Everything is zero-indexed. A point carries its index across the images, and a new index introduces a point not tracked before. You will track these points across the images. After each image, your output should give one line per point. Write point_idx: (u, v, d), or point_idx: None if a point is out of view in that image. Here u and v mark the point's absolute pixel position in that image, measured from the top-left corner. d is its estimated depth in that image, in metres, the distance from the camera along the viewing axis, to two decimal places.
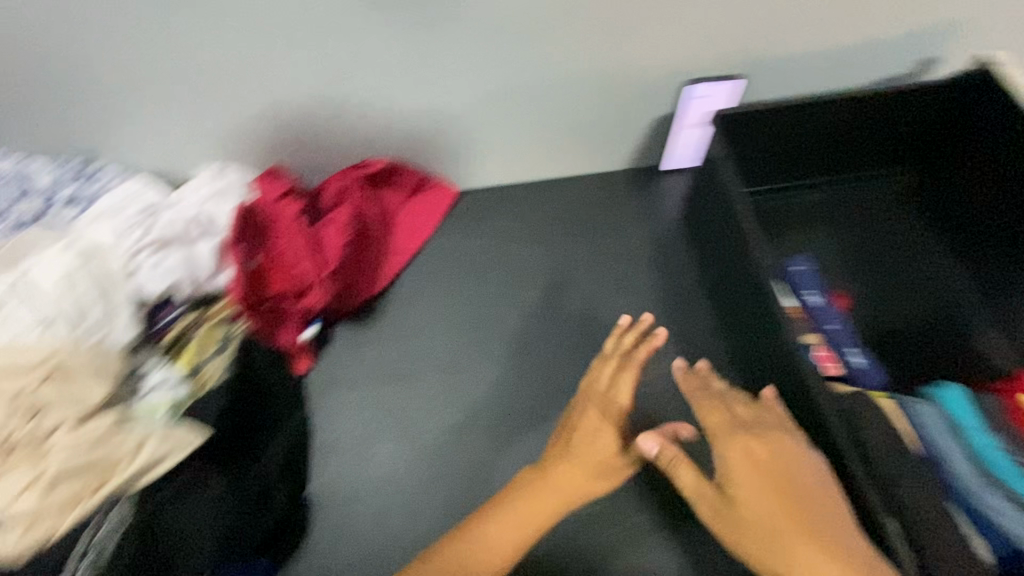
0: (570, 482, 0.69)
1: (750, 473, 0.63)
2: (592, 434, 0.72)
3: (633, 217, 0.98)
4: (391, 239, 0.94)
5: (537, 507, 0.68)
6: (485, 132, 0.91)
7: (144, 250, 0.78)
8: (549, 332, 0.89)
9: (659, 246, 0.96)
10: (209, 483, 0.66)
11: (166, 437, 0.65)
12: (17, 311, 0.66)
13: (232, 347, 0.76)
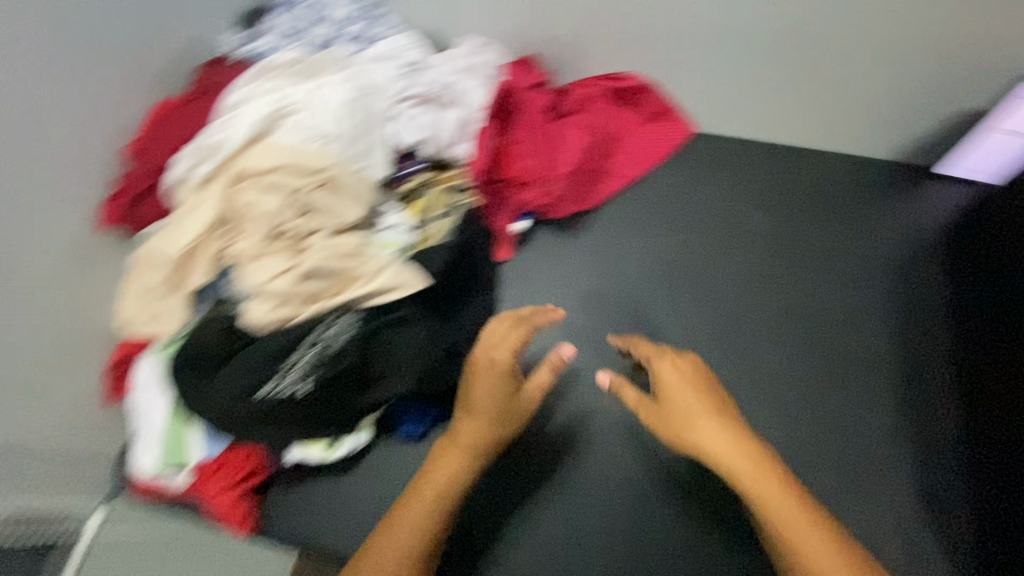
0: (472, 429, 0.66)
1: (674, 377, 0.64)
2: (483, 373, 0.66)
3: (888, 213, 0.87)
4: (617, 159, 0.89)
5: (456, 458, 0.65)
6: (757, 73, 0.82)
7: (405, 101, 0.81)
8: (751, 303, 0.83)
9: (909, 254, 0.85)
10: (417, 324, 0.72)
11: (399, 270, 0.71)
12: (306, 123, 0.71)
13: (456, 215, 0.80)
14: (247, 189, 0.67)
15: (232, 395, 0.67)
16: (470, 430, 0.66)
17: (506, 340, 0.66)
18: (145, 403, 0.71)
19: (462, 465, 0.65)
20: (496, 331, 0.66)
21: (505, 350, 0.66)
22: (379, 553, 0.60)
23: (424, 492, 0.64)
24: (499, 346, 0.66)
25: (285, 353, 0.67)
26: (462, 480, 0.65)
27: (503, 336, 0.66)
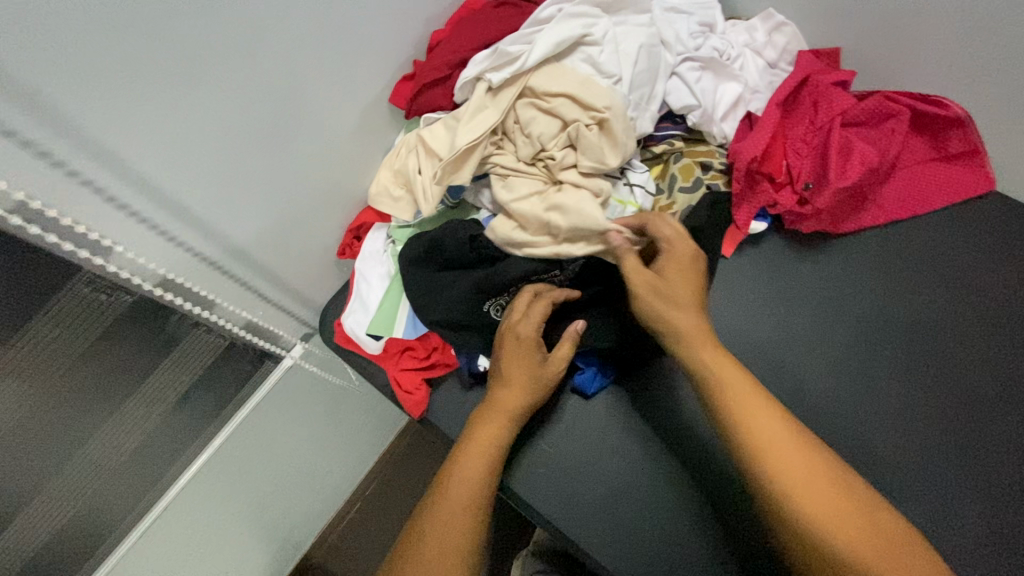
0: (507, 393, 0.66)
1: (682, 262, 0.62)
2: (517, 347, 0.67)
3: None
4: (890, 189, 0.80)
5: (499, 423, 0.65)
6: None
7: (689, 61, 0.77)
8: (1012, 404, 0.67)
9: None
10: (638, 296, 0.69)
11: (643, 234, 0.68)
12: (600, 57, 0.69)
13: (701, 192, 0.77)
14: (532, 108, 0.69)
15: (461, 303, 0.70)
16: (507, 399, 0.66)
17: (533, 315, 0.67)
18: (369, 270, 0.78)
19: (505, 425, 0.66)
20: (524, 305, 0.67)
21: (534, 312, 0.67)
22: (449, 491, 0.61)
23: (475, 453, 0.64)
24: (522, 323, 0.67)
25: (517, 278, 0.70)
26: (509, 432, 0.66)
27: (528, 311, 0.67)
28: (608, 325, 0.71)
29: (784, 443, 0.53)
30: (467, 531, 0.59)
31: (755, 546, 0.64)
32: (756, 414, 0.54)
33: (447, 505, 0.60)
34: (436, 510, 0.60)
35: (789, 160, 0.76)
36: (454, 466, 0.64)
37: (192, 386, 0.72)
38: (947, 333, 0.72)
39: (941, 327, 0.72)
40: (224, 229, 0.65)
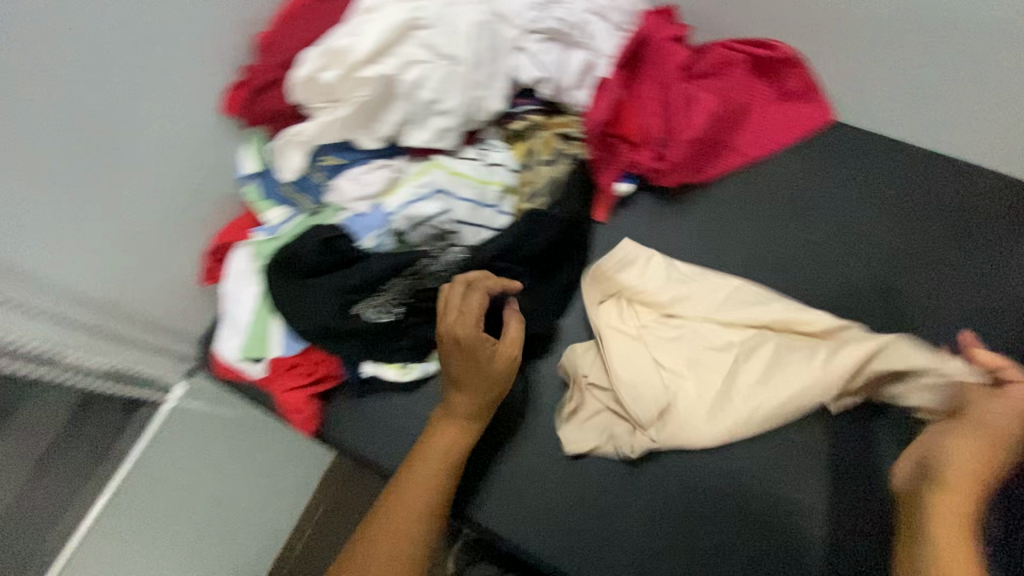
0: (464, 396, 0.65)
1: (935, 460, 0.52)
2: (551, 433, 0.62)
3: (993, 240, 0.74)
4: (746, 135, 0.82)
5: (460, 426, 0.65)
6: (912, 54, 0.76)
7: (533, 33, 0.76)
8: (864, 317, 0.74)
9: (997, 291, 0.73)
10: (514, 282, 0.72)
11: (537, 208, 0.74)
12: (437, 38, 0.68)
13: (564, 164, 0.78)
14: (374, 98, 0.66)
15: (329, 308, 0.67)
16: (463, 401, 0.65)
17: (469, 309, 0.65)
18: (240, 292, 0.75)
19: (466, 429, 0.65)
20: (459, 301, 0.65)
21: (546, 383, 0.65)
22: (404, 496, 0.62)
23: (429, 457, 0.64)
24: (459, 321, 0.64)
25: (385, 277, 0.67)
26: (472, 432, 0.66)
27: (466, 308, 0.65)
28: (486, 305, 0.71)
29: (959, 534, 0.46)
30: (422, 533, 0.61)
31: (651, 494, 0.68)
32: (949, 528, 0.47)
33: (401, 511, 0.61)
34: (394, 517, 0.61)
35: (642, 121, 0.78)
36: (406, 472, 0.64)
37: (56, 443, 0.70)
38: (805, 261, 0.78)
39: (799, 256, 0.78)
40: (48, 277, 0.58)
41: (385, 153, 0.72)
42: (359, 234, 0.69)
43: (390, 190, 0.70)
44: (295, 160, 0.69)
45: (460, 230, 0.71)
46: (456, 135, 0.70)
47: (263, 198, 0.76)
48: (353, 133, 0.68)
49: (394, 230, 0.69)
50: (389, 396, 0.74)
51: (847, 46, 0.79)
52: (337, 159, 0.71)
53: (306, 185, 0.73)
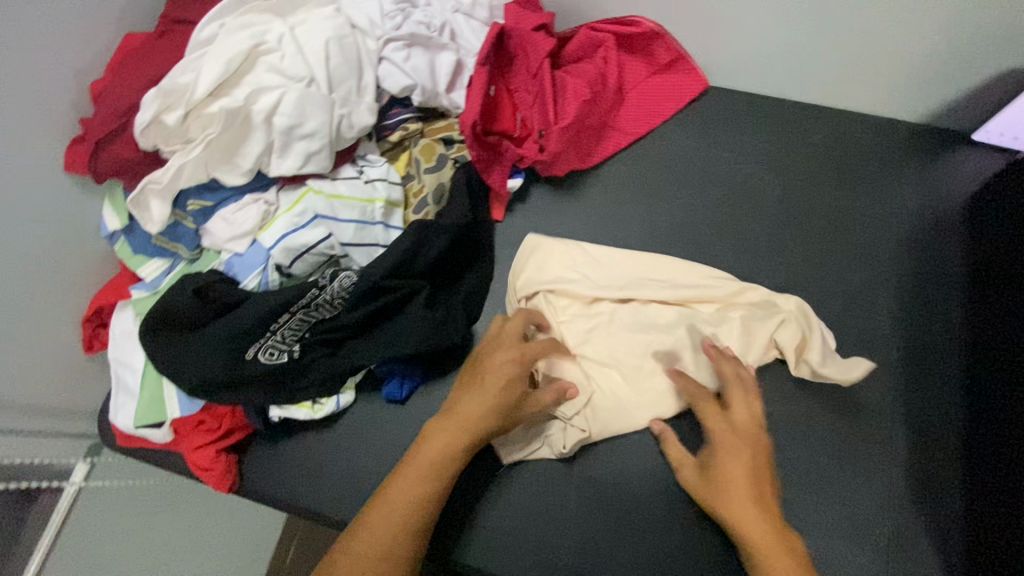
0: (471, 401, 0.60)
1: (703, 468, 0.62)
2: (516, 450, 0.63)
3: (856, 187, 0.80)
4: (623, 114, 0.84)
5: (455, 435, 0.59)
6: (770, 19, 0.76)
7: (393, 41, 0.74)
8: (755, 273, 0.77)
9: (869, 231, 0.78)
10: (413, 302, 0.69)
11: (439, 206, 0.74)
12: (284, 61, 0.66)
13: (448, 170, 0.75)
14: (226, 131, 0.63)
15: (219, 357, 0.64)
16: (469, 407, 0.60)
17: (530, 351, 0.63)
18: (124, 359, 0.69)
19: (460, 437, 0.59)
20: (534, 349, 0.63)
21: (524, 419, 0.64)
22: (389, 514, 0.55)
23: (418, 468, 0.57)
24: (502, 348, 0.64)
25: (274, 315, 0.65)
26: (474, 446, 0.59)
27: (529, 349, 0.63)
28: (394, 334, 0.68)
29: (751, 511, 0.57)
30: (401, 559, 0.53)
31: (584, 488, 0.67)
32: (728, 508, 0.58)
33: (380, 526, 0.54)
34: (370, 536, 0.53)
35: (520, 114, 0.79)
36: (390, 484, 0.57)
37: None
38: (696, 228, 0.80)
39: (690, 224, 0.80)
40: None
41: (256, 187, 0.69)
42: (240, 276, 0.67)
43: (266, 224, 0.68)
44: (157, 209, 0.65)
45: (347, 254, 0.70)
46: (326, 157, 0.67)
47: (134, 254, 0.71)
48: (213, 170, 0.65)
49: (276, 265, 0.67)
50: (309, 433, 0.72)
51: (711, 16, 0.78)
52: (203, 202, 0.67)
53: (178, 234, 0.69)
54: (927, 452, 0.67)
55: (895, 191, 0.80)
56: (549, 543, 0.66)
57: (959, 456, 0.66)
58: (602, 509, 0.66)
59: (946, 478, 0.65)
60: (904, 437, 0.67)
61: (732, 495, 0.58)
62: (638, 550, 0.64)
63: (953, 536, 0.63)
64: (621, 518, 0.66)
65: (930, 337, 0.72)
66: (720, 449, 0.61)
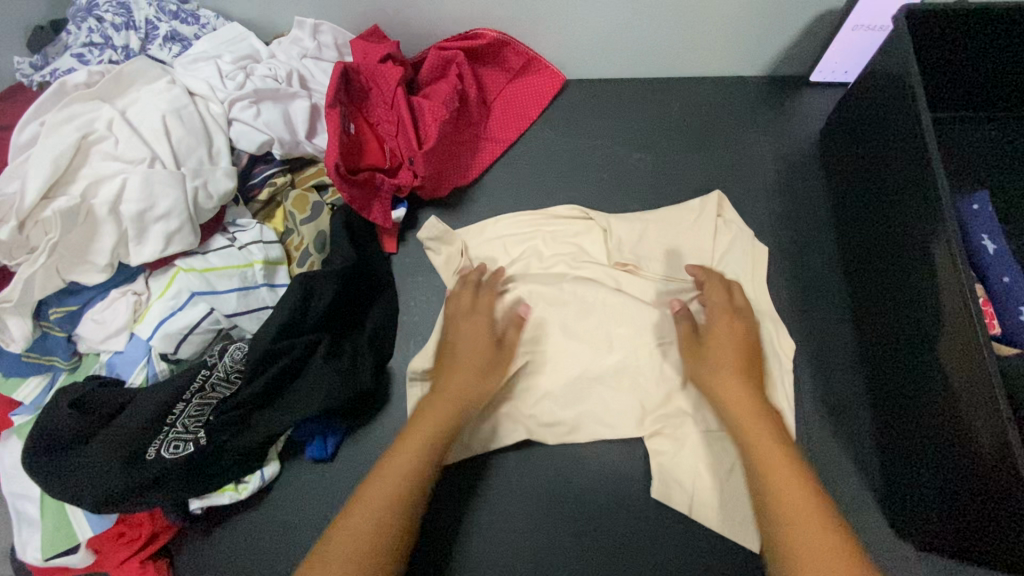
0: (455, 381, 0.62)
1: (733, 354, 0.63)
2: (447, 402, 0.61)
3: (722, 147, 0.85)
4: (493, 124, 0.86)
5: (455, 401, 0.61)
6: (602, 14, 0.78)
7: (239, 101, 0.72)
8: None
9: (740, 184, 0.83)
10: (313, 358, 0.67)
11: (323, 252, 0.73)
12: (120, 146, 0.64)
13: (325, 216, 0.74)
14: (70, 231, 0.60)
15: (114, 467, 0.59)
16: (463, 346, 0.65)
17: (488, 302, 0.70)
18: (20, 490, 0.65)
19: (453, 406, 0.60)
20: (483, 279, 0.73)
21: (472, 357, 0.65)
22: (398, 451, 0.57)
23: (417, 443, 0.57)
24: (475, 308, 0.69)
25: (168, 405, 0.62)
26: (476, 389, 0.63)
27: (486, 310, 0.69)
28: (300, 391, 0.66)
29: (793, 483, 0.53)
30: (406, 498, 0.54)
31: (524, 499, 0.68)
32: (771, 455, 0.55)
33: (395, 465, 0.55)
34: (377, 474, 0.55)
35: (387, 146, 0.79)
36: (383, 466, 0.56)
37: None
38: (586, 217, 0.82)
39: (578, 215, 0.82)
40: None
41: (121, 280, 0.66)
42: (127, 374, 0.65)
43: (141, 314, 0.65)
44: (17, 326, 0.61)
45: (237, 323, 0.67)
46: (190, 232, 0.64)
47: (6, 378, 0.65)
48: (67, 274, 0.61)
49: (161, 354, 0.64)
50: (244, 513, 0.69)
51: (548, 20, 0.79)
52: (65, 307, 0.64)
53: (49, 346, 0.65)
54: (829, 379, 0.73)
55: (755, 143, 0.85)
56: (505, 563, 0.66)
57: (857, 375, 0.73)
58: (546, 513, 0.68)
59: (850, 396, 0.72)
60: (809, 369, 0.74)
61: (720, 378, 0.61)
62: (586, 542, 0.66)
63: (866, 449, 0.70)
64: (566, 515, 0.68)
65: (811, 274, 0.78)
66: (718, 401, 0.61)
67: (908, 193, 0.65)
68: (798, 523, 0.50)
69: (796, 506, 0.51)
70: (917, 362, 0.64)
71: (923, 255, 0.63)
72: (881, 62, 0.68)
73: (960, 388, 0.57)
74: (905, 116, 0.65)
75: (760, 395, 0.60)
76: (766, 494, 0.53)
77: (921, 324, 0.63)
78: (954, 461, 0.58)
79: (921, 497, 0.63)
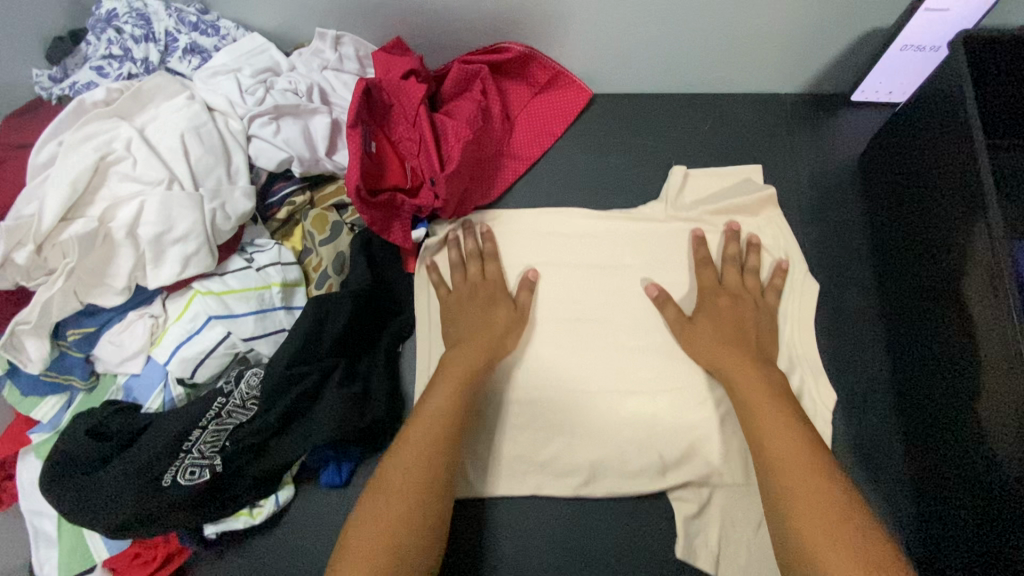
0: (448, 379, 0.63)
1: (717, 317, 0.68)
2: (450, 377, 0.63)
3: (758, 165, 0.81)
4: (517, 141, 0.83)
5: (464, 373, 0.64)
6: (636, 32, 0.75)
7: (259, 118, 0.71)
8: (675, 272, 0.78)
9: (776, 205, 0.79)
10: (327, 387, 0.65)
11: (342, 274, 0.71)
12: (138, 167, 0.62)
13: (344, 237, 0.73)
14: (88, 255, 0.59)
15: (129, 494, 0.58)
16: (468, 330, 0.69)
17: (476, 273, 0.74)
18: (38, 509, 0.64)
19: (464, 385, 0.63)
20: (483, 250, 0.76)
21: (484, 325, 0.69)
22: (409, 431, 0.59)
23: (431, 416, 0.60)
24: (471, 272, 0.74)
25: (184, 432, 0.61)
26: (486, 356, 0.66)
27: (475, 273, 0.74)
28: (315, 422, 0.64)
29: (791, 448, 0.55)
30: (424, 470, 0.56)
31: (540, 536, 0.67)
32: (768, 424, 0.58)
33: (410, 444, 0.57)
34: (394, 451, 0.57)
35: (408, 164, 0.76)
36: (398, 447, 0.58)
37: None
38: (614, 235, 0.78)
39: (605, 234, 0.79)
40: None
41: (138, 301, 0.65)
42: (144, 396, 0.64)
43: (158, 338, 0.64)
44: (35, 347, 0.60)
45: (253, 348, 0.66)
46: (208, 255, 0.63)
47: (24, 397, 0.65)
48: (85, 296, 0.61)
49: (177, 378, 0.64)
50: (258, 536, 0.69)
51: (578, 37, 0.77)
52: (83, 329, 0.63)
53: (67, 366, 0.64)
54: (861, 417, 0.70)
55: (790, 163, 0.82)
56: None
57: (892, 415, 0.70)
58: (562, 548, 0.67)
59: (881, 435, 0.69)
60: (840, 408, 0.70)
61: (718, 351, 0.66)
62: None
63: (899, 492, 0.67)
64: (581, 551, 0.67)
65: (847, 306, 0.75)
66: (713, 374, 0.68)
67: (955, 222, 0.62)
68: (790, 485, 0.52)
69: (784, 463, 0.54)
70: (956, 402, 0.61)
71: (968, 289, 0.60)
72: (930, 87, 0.65)
73: (1005, 440, 0.54)
74: (958, 145, 0.62)
75: (756, 358, 0.65)
76: (763, 468, 0.55)
77: (964, 367, 0.60)
78: (992, 510, 0.56)
79: (958, 550, 0.60)
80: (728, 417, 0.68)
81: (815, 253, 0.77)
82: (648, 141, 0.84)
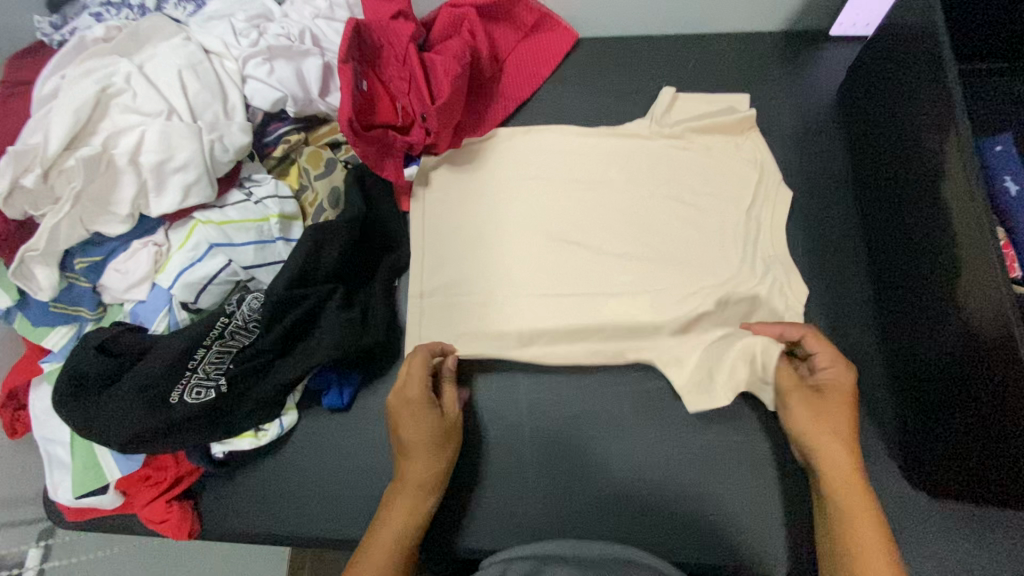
0: (417, 466, 0.63)
1: (828, 434, 0.60)
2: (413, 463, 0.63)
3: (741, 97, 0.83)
4: (505, 83, 0.85)
5: (430, 461, 0.64)
6: None
7: (253, 58, 0.72)
8: None
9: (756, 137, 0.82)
10: (327, 310, 0.68)
11: (337, 207, 0.73)
12: (138, 100, 0.65)
13: (339, 172, 0.75)
14: (93, 181, 0.62)
15: (139, 408, 0.61)
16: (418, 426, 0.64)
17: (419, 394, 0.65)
18: (51, 435, 0.67)
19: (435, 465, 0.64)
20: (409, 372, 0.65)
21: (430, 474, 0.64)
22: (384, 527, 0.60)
23: (403, 500, 0.62)
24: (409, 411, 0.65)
25: (189, 351, 0.64)
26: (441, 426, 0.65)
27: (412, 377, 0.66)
28: (316, 343, 0.67)
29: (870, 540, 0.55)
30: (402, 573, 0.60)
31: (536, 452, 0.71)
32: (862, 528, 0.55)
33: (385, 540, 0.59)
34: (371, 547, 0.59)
35: (399, 103, 0.79)
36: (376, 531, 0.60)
37: None
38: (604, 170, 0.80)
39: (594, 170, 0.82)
40: None
41: (141, 232, 0.68)
42: (150, 322, 0.67)
43: (162, 266, 0.67)
44: (45, 275, 0.63)
45: (254, 276, 0.69)
46: (208, 185, 0.66)
47: (35, 327, 0.68)
48: (91, 224, 0.63)
49: (182, 303, 0.66)
50: (265, 458, 0.72)
51: None
52: (90, 258, 0.66)
53: (75, 296, 0.67)
54: (842, 333, 0.73)
55: (771, 97, 0.84)
56: (518, 506, 0.70)
57: (872, 329, 0.73)
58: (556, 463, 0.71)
59: (861, 349, 0.72)
60: (822, 328, 0.73)
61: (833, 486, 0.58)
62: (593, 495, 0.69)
63: (878, 399, 0.70)
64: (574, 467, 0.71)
65: (829, 236, 0.77)
66: (832, 389, 0.62)
67: (927, 137, 0.64)
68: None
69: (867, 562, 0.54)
70: (929, 308, 0.64)
71: (941, 197, 0.62)
72: (903, 9, 0.68)
73: (977, 332, 0.57)
74: (928, 70, 0.64)
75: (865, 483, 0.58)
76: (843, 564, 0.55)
77: (937, 272, 0.63)
78: (964, 402, 0.59)
79: (933, 446, 0.64)
80: (713, 335, 0.71)
81: (796, 181, 0.80)
82: (633, 81, 0.86)
